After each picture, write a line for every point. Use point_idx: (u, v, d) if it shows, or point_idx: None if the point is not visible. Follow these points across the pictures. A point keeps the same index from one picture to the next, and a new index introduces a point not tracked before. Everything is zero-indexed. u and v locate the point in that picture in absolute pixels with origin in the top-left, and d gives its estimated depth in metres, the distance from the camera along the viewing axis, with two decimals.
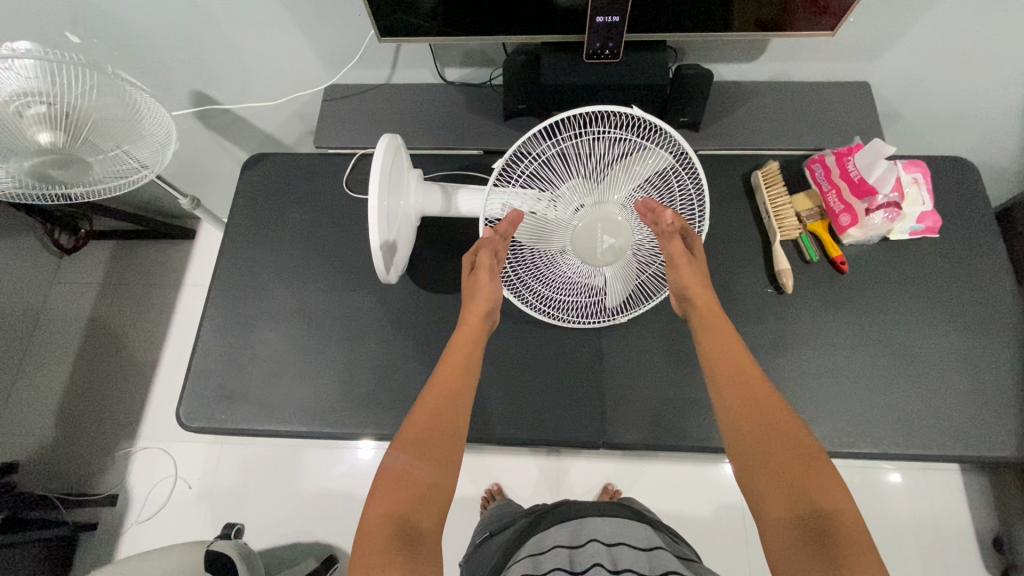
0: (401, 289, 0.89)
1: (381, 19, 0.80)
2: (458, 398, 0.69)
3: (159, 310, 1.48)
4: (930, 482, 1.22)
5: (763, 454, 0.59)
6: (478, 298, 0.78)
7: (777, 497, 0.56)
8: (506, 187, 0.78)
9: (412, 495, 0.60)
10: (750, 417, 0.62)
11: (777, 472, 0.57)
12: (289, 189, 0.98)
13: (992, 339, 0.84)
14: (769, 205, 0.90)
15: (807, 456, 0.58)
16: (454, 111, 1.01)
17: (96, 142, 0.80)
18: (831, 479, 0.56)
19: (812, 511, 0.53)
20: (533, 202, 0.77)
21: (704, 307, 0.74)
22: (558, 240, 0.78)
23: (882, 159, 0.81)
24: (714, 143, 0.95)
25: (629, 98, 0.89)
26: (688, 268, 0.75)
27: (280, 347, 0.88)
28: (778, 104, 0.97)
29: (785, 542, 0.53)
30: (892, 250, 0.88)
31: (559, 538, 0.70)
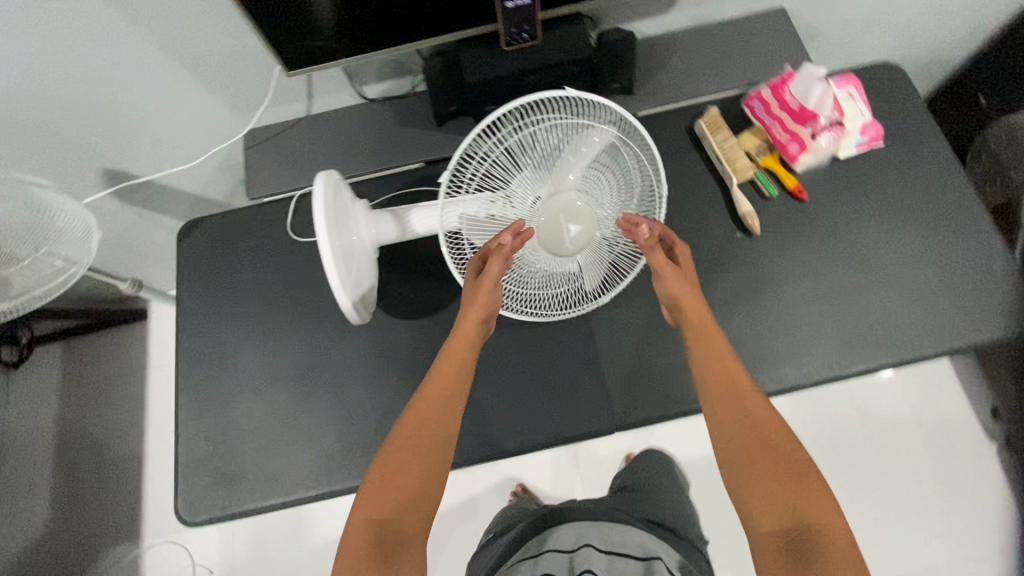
0: (378, 325, 0.85)
1: (283, 52, 0.75)
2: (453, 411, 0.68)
3: (130, 400, 1.40)
4: (921, 373, 1.27)
5: (756, 463, 0.61)
6: (478, 302, 0.73)
7: (766, 505, 0.59)
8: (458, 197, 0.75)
9: (399, 500, 0.60)
10: (747, 426, 0.64)
11: (766, 489, 0.59)
12: (232, 249, 0.93)
13: (953, 230, 0.86)
14: (720, 151, 0.89)
15: (802, 473, 0.60)
16: (383, 129, 0.97)
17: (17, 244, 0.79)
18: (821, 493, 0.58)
19: (802, 526, 0.56)
20: (488, 206, 0.75)
21: (693, 318, 0.73)
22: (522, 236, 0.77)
23: (817, 83, 0.80)
24: (651, 102, 0.94)
25: (559, 78, 0.87)
26: (679, 280, 0.74)
27: (267, 415, 0.84)
28: (704, 48, 0.97)
29: (773, 556, 0.56)
30: (844, 168, 0.89)
31: (556, 542, 0.76)
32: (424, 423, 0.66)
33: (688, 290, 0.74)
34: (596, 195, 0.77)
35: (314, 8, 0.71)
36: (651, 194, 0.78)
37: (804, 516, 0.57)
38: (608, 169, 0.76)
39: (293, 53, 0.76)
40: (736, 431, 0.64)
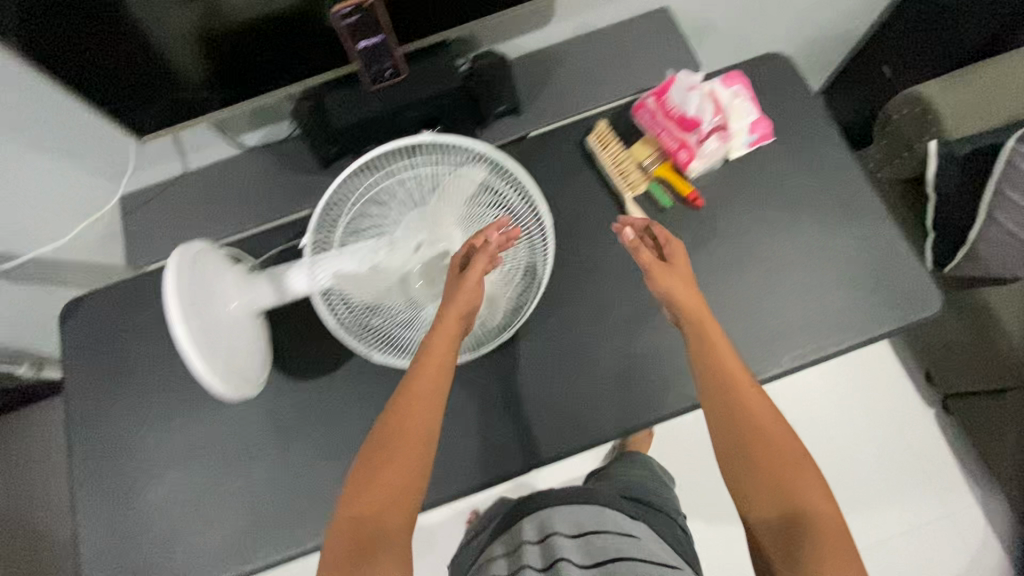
0: (276, 389, 0.82)
1: (139, 118, 0.72)
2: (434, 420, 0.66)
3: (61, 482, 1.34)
4: None
5: (754, 449, 0.63)
6: (457, 300, 0.69)
7: (761, 488, 0.61)
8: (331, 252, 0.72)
9: (381, 497, 0.61)
10: (744, 412, 0.65)
11: (766, 475, 0.61)
12: (119, 326, 0.88)
13: (853, 219, 0.85)
14: (611, 166, 0.88)
15: (796, 461, 0.62)
16: (268, 178, 0.92)
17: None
18: (814, 478, 0.60)
19: (795, 509, 0.58)
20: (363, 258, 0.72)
21: (693, 309, 0.71)
22: (399, 288, 0.74)
23: (693, 90, 0.82)
24: (539, 122, 0.92)
25: (434, 110, 0.83)
26: (671, 271, 0.73)
27: (170, 498, 0.80)
28: (589, 59, 0.94)
29: (769, 536, 0.58)
30: (738, 169, 0.87)
31: (527, 532, 0.77)
32: (409, 429, 0.64)
33: (679, 282, 0.72)
34: (477, 236, 0.75)
35: (172, 64, 0.67)
36: (535, 229, 0.76)
37: (797, 500, 0.59)
38: (486, 208, 0.74)
39: (151, 118, 0.73)
40: (733, 416, 0.65)
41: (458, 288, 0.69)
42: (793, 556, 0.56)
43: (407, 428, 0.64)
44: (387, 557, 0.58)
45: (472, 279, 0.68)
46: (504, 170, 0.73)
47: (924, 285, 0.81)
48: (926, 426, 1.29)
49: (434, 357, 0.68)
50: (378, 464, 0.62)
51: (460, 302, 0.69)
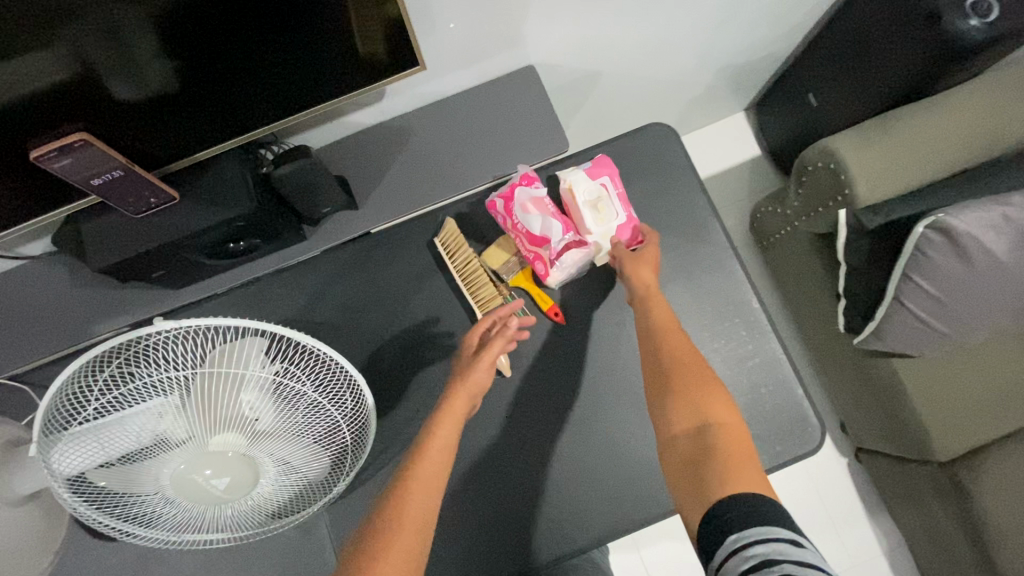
0: (75, 556, 0.71)
1: None
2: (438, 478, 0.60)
3: None
4: None
5: (678, 390, 0.60)
6: (468, 382, 0.67)
7: (681, 415, 0.59)
8: (67, 441, 0.56)
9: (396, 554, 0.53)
10: (674, 362, 0.63)
11: (685, 408, 0.59)
12: None
13: (733, 335, 0.74)
14: (461, 279, 0.76)
15: (713, 391, 0.60)
16: (59, 293, 0.77)
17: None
18: (724, 403, 0.59)
19: (705, 429, 0.57)
20: (105, 447, 0.57)
21: (650, 290, 0.68)
22: (151, 484, 0.58)
23: (534, 204, 0.71)
24: (379, 218, 0.77)
25: (232, 233, 0.68)
26: (644, 263, 0.69)
27: None
28: (439, 134, 0.79)
29: (681, 464, 0.56)
30: (602, 276, 0.77)
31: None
32: (417, 488, 0.59)
33: (652, 273, 0.70)
34: (262, 424, 0.59)
35: None
36: (347, 398, 0.65)
37: (714, 423, 0.57)
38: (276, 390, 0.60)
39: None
40: (669, 364, 0.62)
41: (474, 366, 0.67)
42: (713, 478, 0.52)
43: (416, 486, 0.59)
44: None
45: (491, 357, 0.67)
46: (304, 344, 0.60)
47: (807, 413, 0.71)
48: (838, 476, 1.26)
49: (442, 426, 0.64)
50: (393, 522, 0.56)
51: (472, 379, 0.67)
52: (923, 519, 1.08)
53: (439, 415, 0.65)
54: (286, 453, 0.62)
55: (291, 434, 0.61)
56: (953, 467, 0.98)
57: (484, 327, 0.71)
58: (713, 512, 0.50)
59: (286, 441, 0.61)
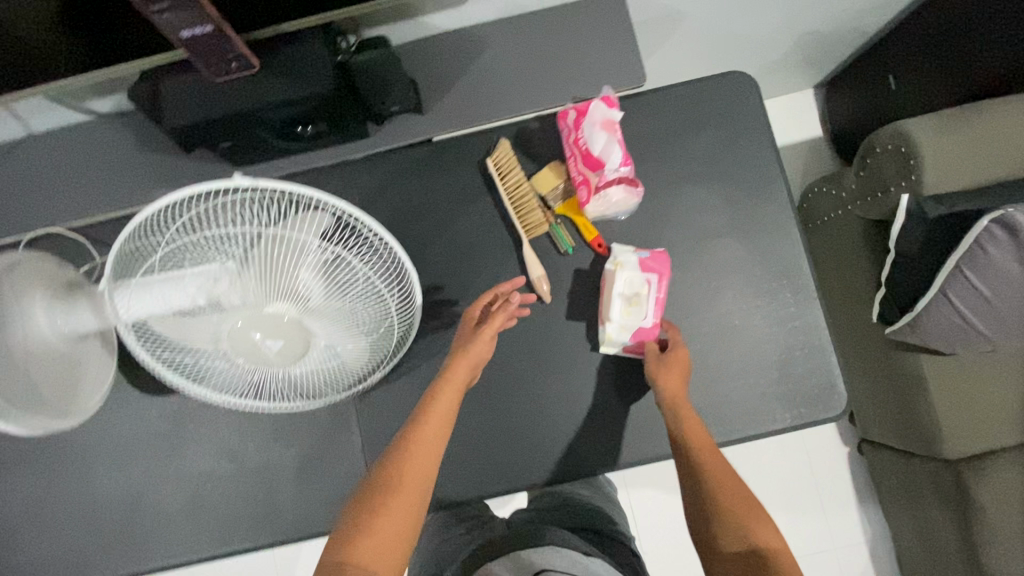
0: (121, 404, 0.76)
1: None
2: (431, 463, 0.64)
3: None
4: None
5: (715, 502, 0.63)
6: (470, 352, 0.69)
7: (731, 539, 0.61)
8: (134, 287, 0.60)
9: (386, 541, 0.59)
10: (707, 460, 0.65)
11: (734, 528, 0.61)
12: None
13: (774, 295, 0.74)
14: (508, 199, 0.75)
15: (748, 498, 0.63)
16: (122, 156, 0.79)
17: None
18: (765, 519, 0.62)
19: (755, 550, 0.59)
20: (166, 299, 0.59)
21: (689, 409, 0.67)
22: (207, 339, 0.61)
23: (606, 125, 0.68)
24: (442, 127, 0.77)
25: (302, 112, 0.68)
26: (670, 371, 0.68)
27: (8, 503, 0.76)
28: (514, 52, 0.77)
29: None
30: (657, 218, 0.76)
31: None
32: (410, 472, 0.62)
33: (681, 381, 0.69)
34: (316, 297, 0.61)
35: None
36: (394, 280, 0.67)
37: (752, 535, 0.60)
38: (333, 268, 0.61)
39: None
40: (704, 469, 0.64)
41: (474, 339, 0.69)
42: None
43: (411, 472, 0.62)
44: None
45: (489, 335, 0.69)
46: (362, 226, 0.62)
47: (836, 383, 0.72)
48: (835, 464, 1.29)
49: (439, 404, 0.66)
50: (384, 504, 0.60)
51: (474, 349, 0.69)
52: (915, 512, 1.11)
53: (440, 388, 0.67)
54: (337, 332, 0.64)
55: (343, 306, 0.63)
56: (957, 467, 0.99)
57: (486, 301, 0.72)
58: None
59: (336, 319, 0.63)
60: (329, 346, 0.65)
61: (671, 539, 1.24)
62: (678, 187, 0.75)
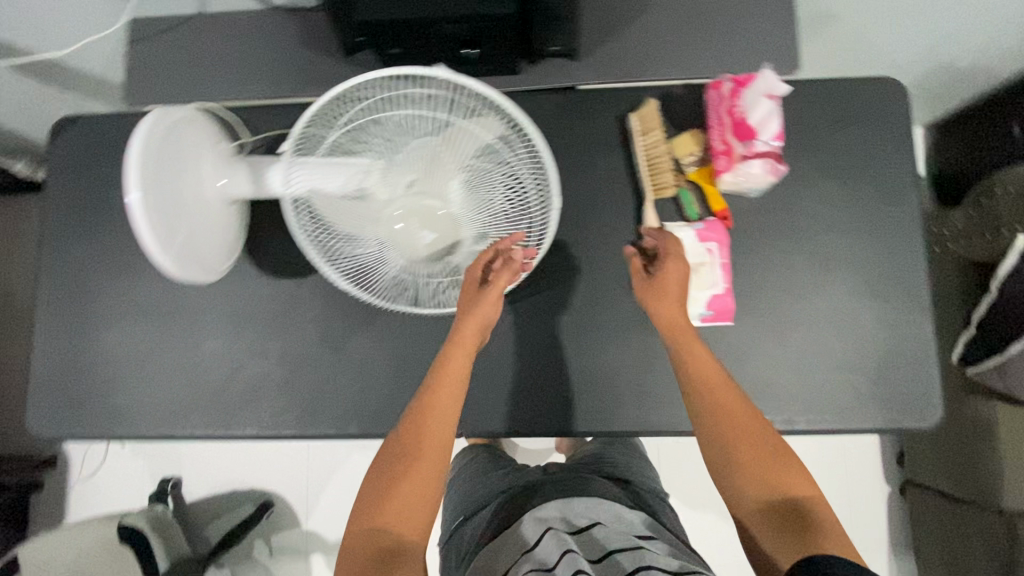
0: (242, 279, 0.80)
1: None
2: (441, 423, 0.63)
3: None
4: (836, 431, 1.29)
5: (738, 456, 0.61)
6: (477, 315, 0.66)
7: (758, 489, 0.59)
8: (308, 161, 0.64)
9: (403, 505, 0.59)
10: (727, 418, 0.62)
11: (763, 479, 0.60)
12: (98, 158, 0.83)
13: (885, 301, 0.75)
14: (643, 156, 0.77)
15: (775, 440, 0.61)
16: (285, 49, 0.82)
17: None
18: (798, 469, 0.60)
19: (790, 500, 0.58)
20: (337, 175, 0.64)
21: (707, 364, 0.65)
22: (367, 220, 0.67)
23: (769, 99, 0.69)
24: (593, 77, 0.79)
25: (475, 31, 0.71)
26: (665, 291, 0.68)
27: (121, 347, 0.81)
28: (677, 18, 0.78)
29: (768, 535, 0.57)
30: (785, 205, 0.77)
31: (512, 539, 0.71)
32: (422, 446, 0.62)
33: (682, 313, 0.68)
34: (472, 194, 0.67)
35: None
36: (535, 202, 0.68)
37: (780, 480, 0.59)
38: (489, 170, 0.66)
39: None
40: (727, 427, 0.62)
41: (479, 300, 0.66)
42: (787, 545, 0.55)
43: (425, 447, 0.62)
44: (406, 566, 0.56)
45: (494, 298, 0.66)
46: (523, 136, 0.65)
47: (932, 395, 0.73)
48: (875, 504, 1.26)
49: (451, 364, 0.66)
50: (399, 474, 0.60)
51: (482, 305, 0.66)
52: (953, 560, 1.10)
53: (447, 351, 0.66)
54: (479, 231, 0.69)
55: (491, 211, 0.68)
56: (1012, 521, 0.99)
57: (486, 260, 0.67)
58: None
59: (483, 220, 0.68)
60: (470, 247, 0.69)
61: (699, 540, 1.23)
62: (812, 178, 0.77)
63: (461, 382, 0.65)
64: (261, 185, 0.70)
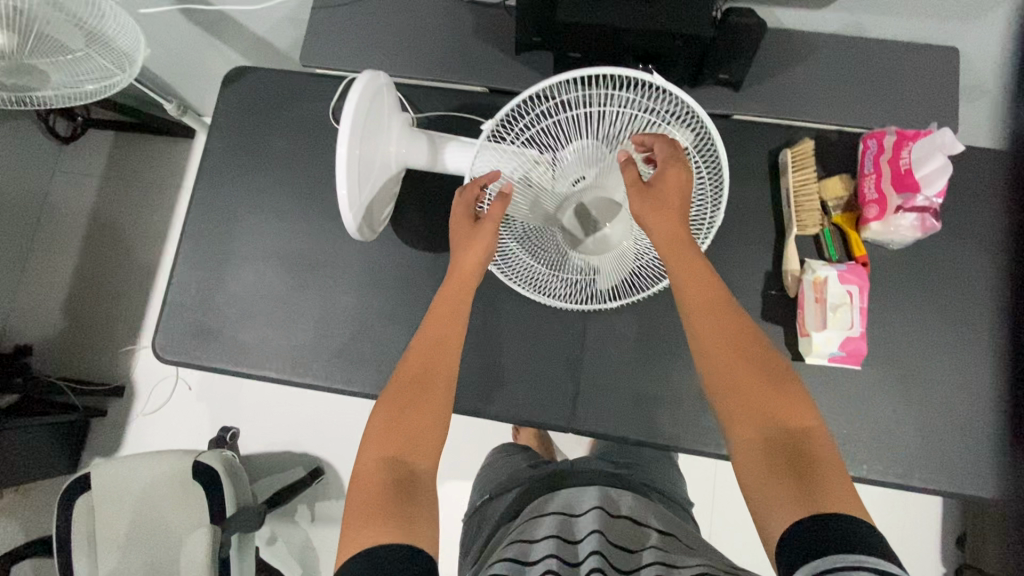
0: (383, 243, 0.83)
1: None
2: (448, 352, 0.62)
3: (155, 222, 1.50)
4: (898, 501, 1.26)
5: (736, 391, 0.54)
6: (474, 247, 0.66)
7: (756, 427, 0.53)
8: (500, 147, 0.70)
9: (407, 436, 0.56)
10: (731, 353, 0.56)
11: (763, 419, 0.53)
12: (268, 114, 0.89)
13: (1010, 371, 0.76)
14: (793, 192, 0.79)
15: (775, 376, 0.54)
16: (458, 37, 0.86)
17: (68, 31, 0.77)
18: (802, 408, 0.53)
19: (790, 435, 0.52)
20: (527, 166, 0.69)
21: (706, 292, 0.58)
22: (542, 211, 0.71)
23: (940, 156, 0.70)
24: (751, 110, 0.82)
25: (659, 49, 0.74)
26: (658, 212, 0.61)
27: (255, 288, 0.84)
28: (841, 67, 0.81)
29: (763, 477, 0.50)
30: (924, 261, 0.78)
31: (557, 503, 0.68)
32: (430, 377, 0.60)
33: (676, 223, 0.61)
34: None
35: None
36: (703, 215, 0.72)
37: (778, 424, 0.52)
38: None
39: None
40: (726, 359, 0.56)
41: (476, 234, 0.67)
42: (790, 499, 0.48)
43: (433, 381, 0.60)
44: (425, 494, 0.53)
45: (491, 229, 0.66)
46: (707, 154, 0.71)
47: None
48: None
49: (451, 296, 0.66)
50: (401, 407, 0.58)
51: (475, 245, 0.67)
52: None
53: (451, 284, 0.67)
54: (641, 231, 0.70)
55: None
56: None
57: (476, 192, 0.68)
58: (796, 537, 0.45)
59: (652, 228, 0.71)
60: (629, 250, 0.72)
61: None
62: (953, 240, 0.78)
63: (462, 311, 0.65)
64: (436, 159, 0.77)
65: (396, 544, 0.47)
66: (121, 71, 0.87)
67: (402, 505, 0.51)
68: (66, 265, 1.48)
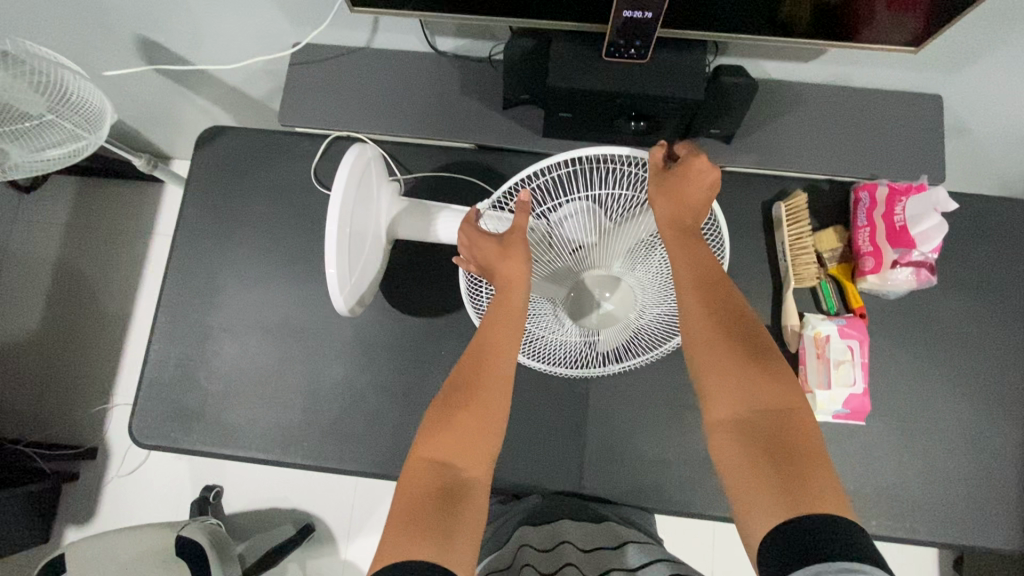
0: (374, 309, 0.80)
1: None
2: (504, 353, 0.58)
3: (125, 273, 1.43)
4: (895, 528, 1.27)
5: (726, 375, 0.51)
6: (509, 254, 0.62)
7: (742, 415, 0.49)
8: (501, 215, 0.70)
9: (454, 439, 0.52)
10: (725, 336, 0.52)
11: (751, 407, 0.49)
12: (247, 178, 0.85)
13: (1008, 418, 0.76)
14: (788, 245, 0.79)
15: (770, 363, 0.51)
16: (443, 93, 0.83)
17: (28, 97, 0.71)
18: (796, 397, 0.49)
19: (779, 427, 0.48)
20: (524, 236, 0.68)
21: (708, 279, 0.55)
22: (542, 281, 0.68)
23: (932, 215, 0.72)
24: (743, 163, 0.81)
25: (653, 110, 0.73)
26: (668, 200, 0.60)
27: (239, 363, 0.80)
28: (831, 117, 0.81)
29: (746, 468, 0.47)
30: (919, 310, 0.78)
31: (527, 537, 0.65)
32: (480, 379, 0.56)
33: (678, 210, 0.60)
34: (644, 269, 0.67)
35: None
36: None
37: (763, 409, 0.49)
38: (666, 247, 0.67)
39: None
40: (719, 342, 0.52)
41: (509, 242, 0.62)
42: (770, 497, 0.44)
43: (484, 382, 0.56)
44: (471, 507, 0.49)
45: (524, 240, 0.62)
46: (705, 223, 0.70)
47: None
48: None
49: (507, 298, 0.61)
50: (449, 407, 0.54)
51: (513, 258, 0.61)
52: None
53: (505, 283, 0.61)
54: (644, 301, 0.68)
55: (659, 291, 0.68)
56: None
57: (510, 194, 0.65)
58: (770, 539, 0.42)
59: (653, 294, 0.68)
60: (632, 321, 0.69)
61: None
62: (946, 288, 0.79)
63: (516, 315, 0.60)
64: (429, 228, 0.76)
65: (439, 564, 0.44)
66: (90, 133, 0.80)
67: (447, 518, 0.47)
68: (30, 320, 1.40)
